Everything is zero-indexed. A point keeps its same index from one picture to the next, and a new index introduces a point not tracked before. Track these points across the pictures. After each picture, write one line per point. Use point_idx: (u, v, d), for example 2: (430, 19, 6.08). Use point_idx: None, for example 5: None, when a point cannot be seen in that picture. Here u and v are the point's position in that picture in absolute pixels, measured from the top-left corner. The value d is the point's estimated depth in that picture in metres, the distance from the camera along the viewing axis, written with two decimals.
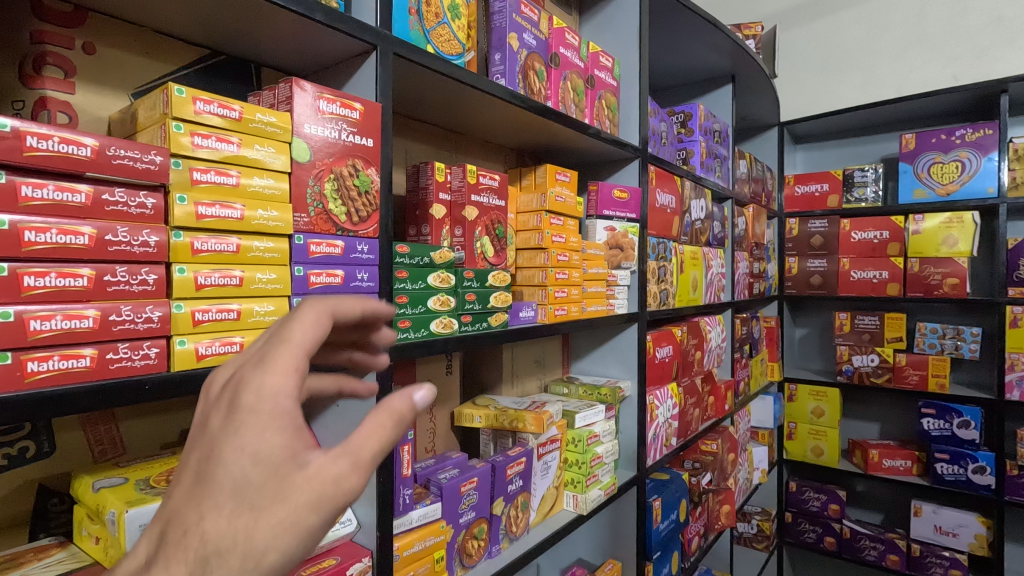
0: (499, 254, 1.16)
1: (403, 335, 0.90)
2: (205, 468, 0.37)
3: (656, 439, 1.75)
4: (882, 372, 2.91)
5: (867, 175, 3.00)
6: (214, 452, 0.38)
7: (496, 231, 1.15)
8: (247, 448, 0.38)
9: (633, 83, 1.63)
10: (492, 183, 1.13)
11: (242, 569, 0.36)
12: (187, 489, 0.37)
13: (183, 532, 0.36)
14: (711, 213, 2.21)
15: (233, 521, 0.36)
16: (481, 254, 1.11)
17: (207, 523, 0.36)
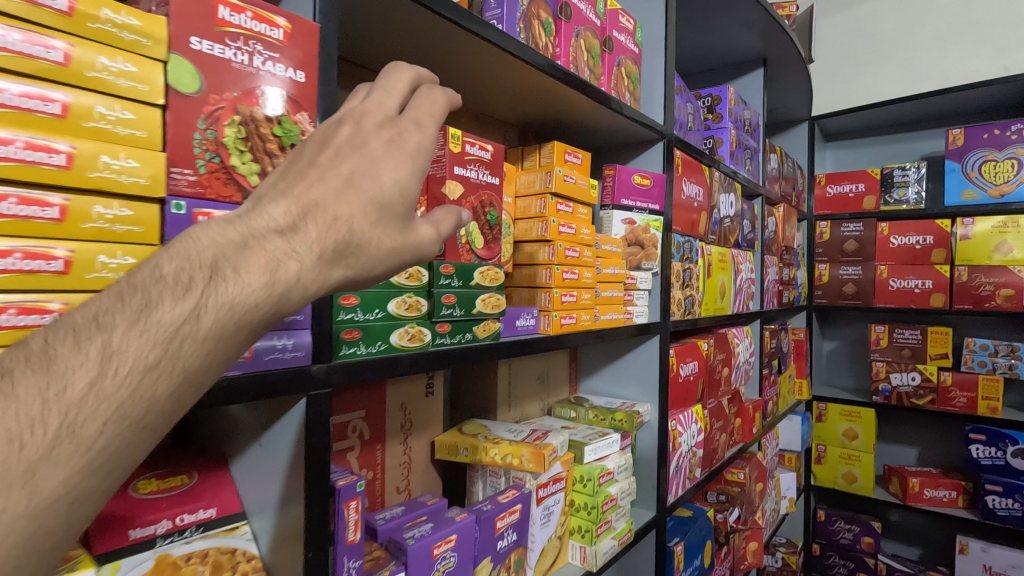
0: (493, 245, 0.91)
1: (351, 351, 0.65)
2: (361, 178, 0.47)
3: (678, 471, 1.48)
4: (924, 393, 2.62)
5: (908, 174, 2.72)
6: (375, 170, 0.47)
7: (487, 215, 0.90)
8: (390, 178, 0.48)
9: (657, 52, 1.39)
10: (482, 156, 0.88)
11: (366, 265, 0.46)
12: (339, 185, 0.45)
13: (335, 216, 0.44)
14: (741, 211, 1.94)
15: (374, 225, 0.47)
16: (468, 243, 0.86)
17: (357, 218, 0.45)
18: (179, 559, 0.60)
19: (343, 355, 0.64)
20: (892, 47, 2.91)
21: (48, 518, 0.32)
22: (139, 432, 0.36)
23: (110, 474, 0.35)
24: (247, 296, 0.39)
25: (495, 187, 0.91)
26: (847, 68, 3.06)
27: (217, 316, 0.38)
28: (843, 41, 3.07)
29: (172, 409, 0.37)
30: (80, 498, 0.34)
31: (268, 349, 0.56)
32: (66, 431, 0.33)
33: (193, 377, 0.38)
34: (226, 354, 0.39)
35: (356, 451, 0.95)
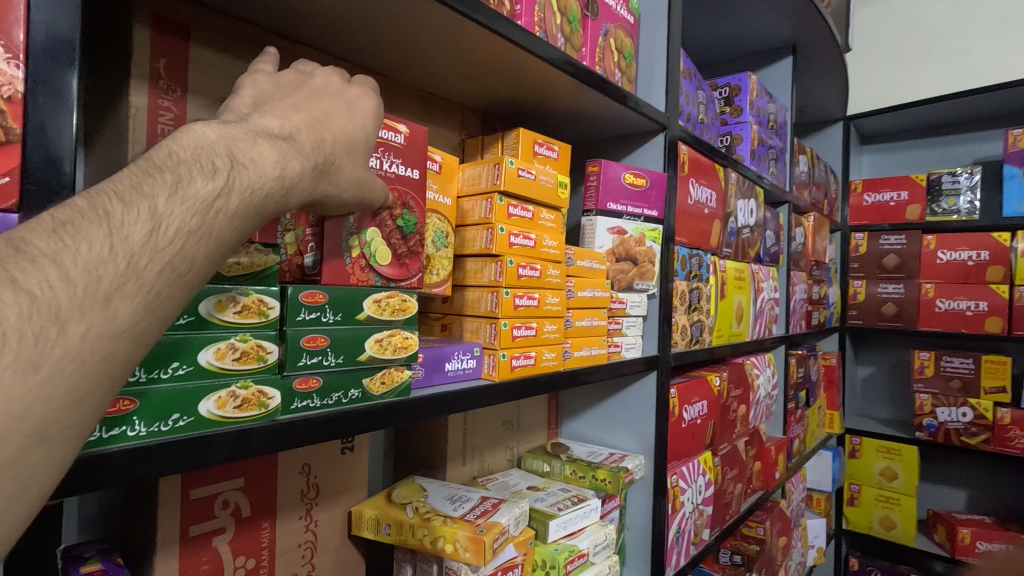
0: (410, 261, 0.65)
1: (117, 434, 0.41)
2: (339, 114, 0.50)
3: (680, 538, 1.20)
4: (977, 432, 2.29)
5: (958, 180, 2.40)
6: (350, 114, 0.51)
7: (399, 218, 0.64)
8: (365, 123, 0.53)
9: (659, 23, 1.13)
10: (390, 140, 0.63)
11: (348, 183, 0.51)
12: (320, 116, 0.48)
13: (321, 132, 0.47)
14: (763, 219, 1.66)
15: (349, 154, 0.50)
16: (365, 257, 0.61)
17: (338, 143, 0.49)
18: None
19: (95, 442, 0.40)
20: (940, 39, 2.59)
21: (121, 346, 0.34)
22: (188, 287, 0.37)
23: (164, 321, 0.36)
24: (267, 179, 0.41)
25: (414, 182, 0.66)
26: (887, 63, 2.74)
27: (247, 191, 0.39)
28: (883, 33, 2.75)
29: (211, 274, 0.39)
30: (139, 340, 0.35)
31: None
32: (133, 270, 0.34)
33: (231, 243, 0.39)
34: (253, 230, 0.41)
35: (228, 533, 0.71)
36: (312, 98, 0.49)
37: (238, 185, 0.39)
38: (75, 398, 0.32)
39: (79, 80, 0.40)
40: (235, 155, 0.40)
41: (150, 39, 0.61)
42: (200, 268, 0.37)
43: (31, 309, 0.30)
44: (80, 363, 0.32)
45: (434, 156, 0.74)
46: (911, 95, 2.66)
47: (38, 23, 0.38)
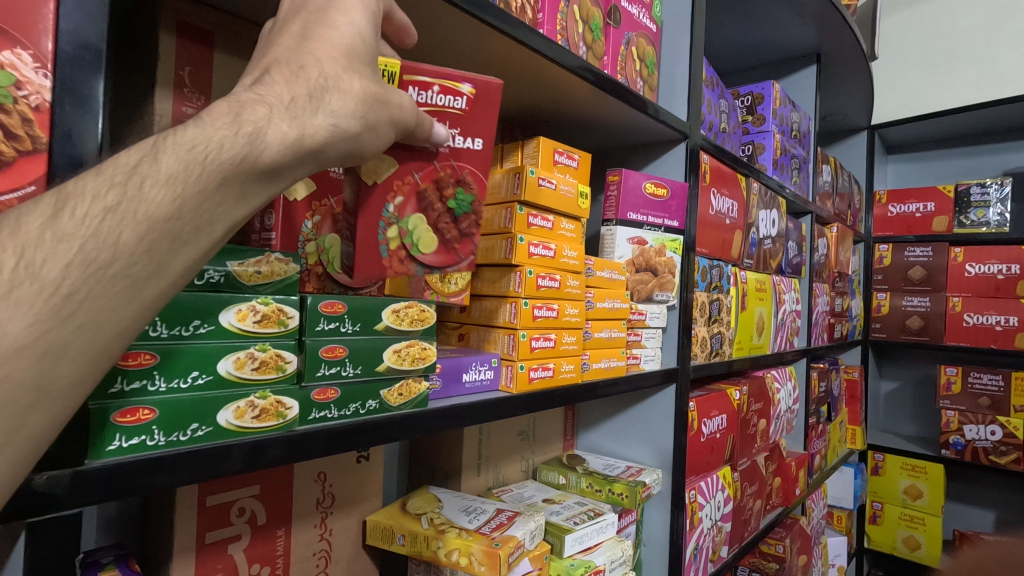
0: (460, 246, 0.61)
1: (136, 443, 0.41)
2: (318, 27, 0.45)
3: (698, 555, 1.18)
4: (1006, 451, 2.22)
5: (987, 192, 2.34)
6: (329, 19, 0.45)
7: (451, 198, 0.59)
8: (356, 24, 0.46)
9: (682, 33, 1.12)
10: (448, 106, 0.57)
11: (349, 109, 0.43)
12: (295, 41, 0.44)
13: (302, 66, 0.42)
14: (786, 230, 1.63)
15: (342, 68, 0.44)
16: (405, 248, 0.58)
17: (323, 62, 0.43)
18: None
19: (116, 451, 0.40)
20: (967, 48, 2.54)
21: (16, 367, 0.30)
22: (113, 280, 0.33)
23: (87, 327, 0.33)
24: (208, 138, 0.36)
25: (475, 155, 0.60)
26: (913, 72, 2.69)
27: (180, 159, 0.35)
28: (910, 43, 2.70)
29: (149, 263, 0.35)
30: (48, 352, 0.32)
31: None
32: (27, 268, 0.31)
33: (167, 225, 0.35)
34: (203, 207, 0.36)
35: (243, 541, 0.70)
36: (281, 28, 0.45)
37: (164, 151, 0.35)
38: None
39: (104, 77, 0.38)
40: (171, 128, 0.37)
41: (174, 47, 0.62)
42: (123, 253, 0.33)
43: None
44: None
45: None
46: (938, 104, 2.61)
47: (62, 27, 0.36)
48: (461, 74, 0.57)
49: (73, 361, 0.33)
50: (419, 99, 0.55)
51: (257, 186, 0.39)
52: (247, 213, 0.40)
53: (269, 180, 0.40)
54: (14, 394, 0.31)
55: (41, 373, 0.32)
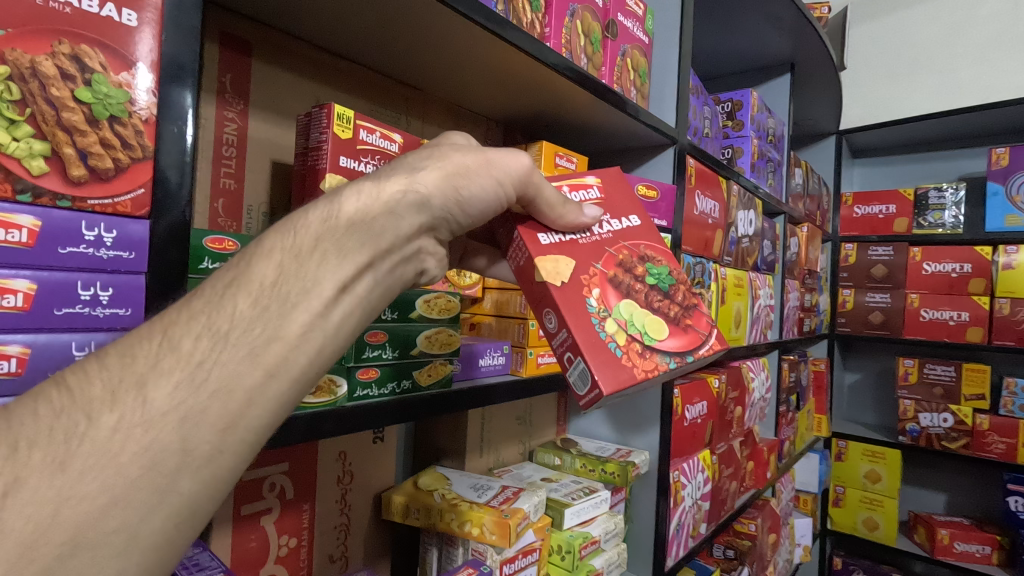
0: (686, 322, 0.67)
1: None
2: None
3: (680, 531, 1.27)
4: (957, 437, 2.40)
5: (944, 196, 2.51)
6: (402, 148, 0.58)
7: (646, 276, 0.68)
8: None
9: (672, 44, 1.19)
10: (589, 198, 0.72)
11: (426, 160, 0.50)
12: None
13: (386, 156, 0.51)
14: (761, 230, 1.73)
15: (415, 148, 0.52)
16: (634, 338, 0.62)
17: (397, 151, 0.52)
18: None
19: None
20: (928, 58, 2.70)
21: (159, 433, 0.32)
22: (234, 349, 0.35)
23: (219, 394, 0.34)
24: (297, 213, 0.42)
25: (638, 228, 0.72)
26: (878, 80, 2.83)
27: (276, 232, 0.40)
28: (876, 52, 2.84)
29: (263, 325, 0.36)
30: (186, 415, 0.32)
31: (60, 361, 0.38)
32: (165, 346, 0.34)
33: (271, 289, 0.38)
34: (304, 267, 0.39)
35: (274, 513, 0.76)
36: None
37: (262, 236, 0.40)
38: (112, 497, 0.30)
39: (194, 96, 0.43)
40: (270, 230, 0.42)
41: (218, 56, 0.68)
42: (236, 318, 0.36)
43: (68, 406, 0.31)
44: (112, 453, 0.30)
45: None
46: (902, 112, 2.76)
47: (158, 44, 0.41)
48: (580, 174, 0.73)
49: (208, 426, 0.33)
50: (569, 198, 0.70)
51: (354, 239, 0.42)
52: (354, 267, 0.42)
53: (364, 233, 0.43)
54: (162, 454, 0.32)
55: (185, 438, 0.32)
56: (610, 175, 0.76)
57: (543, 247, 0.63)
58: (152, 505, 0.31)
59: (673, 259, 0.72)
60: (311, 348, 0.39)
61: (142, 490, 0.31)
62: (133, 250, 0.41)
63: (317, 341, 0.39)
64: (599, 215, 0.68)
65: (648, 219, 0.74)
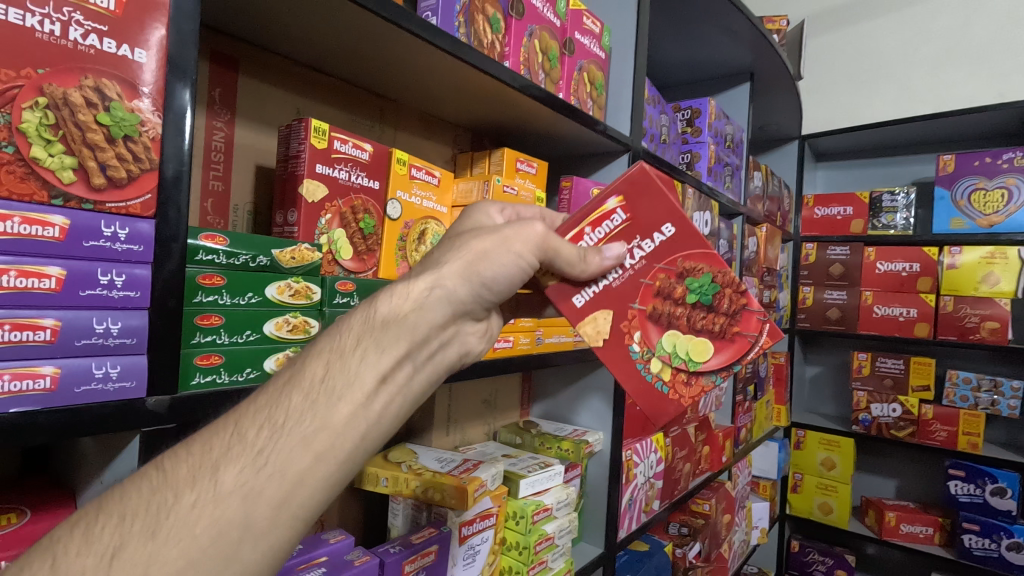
0: (730, 331, 0.76)
1: (210, 380, 0.57)
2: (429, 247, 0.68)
3: (632, 505, 1.38)
4: (904, 425, 2.56)
5: (897, 199, 2.67)
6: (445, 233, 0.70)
7: (687, 295, 0.75)
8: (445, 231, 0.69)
9: (627, 59, 1.30)
10: (614, 225, 0.74)
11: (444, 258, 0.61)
12: None
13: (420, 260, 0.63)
14: (717, 230, 1.85)
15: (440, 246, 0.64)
16: (680, 366, 0.76)
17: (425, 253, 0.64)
18: None
19: (197, 384, 0.56)
20: (886, 69, 2.85)
21: (227, 506, 0.42)
22: (290, 435, 0.46)
23: (275, 474, 0.44)
24: (343, 322, 0.54)
25: (673, 238, 0.74)
26: (840, 87, 2.97)
27: (326, 339, 0.52)
28: (837, 60, 2.98)
29: (313, 416, 0.47)
30: (246, 493, 0.43)
31: (82, 332, 0.47)
32: (235, 435, 0.45)
33: (321, 385, 0.49)
34: (347, 365, 0.50)
35: None
36: None
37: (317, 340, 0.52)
38: (187, 559, 0.40)
39: (191, 94, 0.52)
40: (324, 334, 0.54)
41: (209, 72, 0.77)
42: (290, 410, 0.47)
43: (164, 483, 0.43)
44: (189, 525, 0.41)
45: (435, 173, 0.91)
46: (861, 119, 2.91)
47: (163, 74, 0.50)
48: (601, 200, 0.74)
49: (263, 503, 0.43)
50: (593, 237, 0.74)
51: (387, 336, 0.53)
52: (388, 362, 0.52)
53: (396, 328, 0.54)
54: (226, 526, 0.42)
55: (245, 512, 0.42)
56: (633, 181, 0.74)
57: (581, 310, 0.75)
58: (218, 565, 0.41)
59: (720, 259, 0.75)
60: (354, 430, 0.48)
61: (212, 556, 0.41)
62: (142, 244, 0.50)
63: (357, 426, 0.49)
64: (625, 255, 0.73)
65: (682, 221, 0.74)
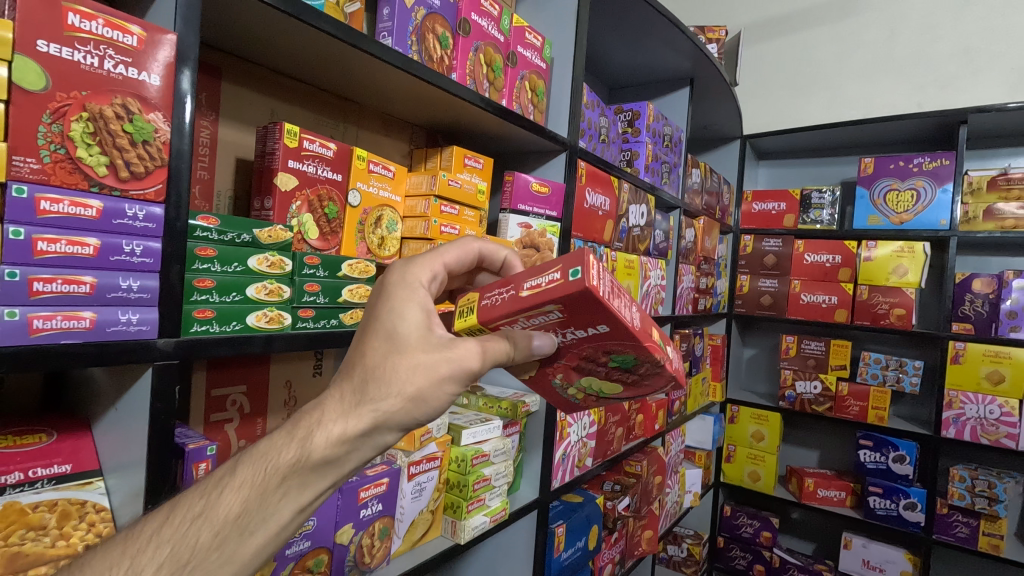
0: (642, 381, 0.82)
1: (204, 329, 0.73)
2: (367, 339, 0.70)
3: (565, 460, 1.59)
4: (823, 401, 2.85)
5: (824, 197, 2.92)
6: (390, 322, 0.71)
7: (609, 361, 0.79)
8: (387, 313, 0.72)
9: (566, 69, 1.48)
10: (549, 318, 0.74)
11: (378, 390, 0.67)
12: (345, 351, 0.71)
13: (350, 369, 0.69)
14: (653, 221, 2.05)
15: (377, 357, 0.69)
16: (592, 394, 0.86)
17: (363, 363, 0.69)
18: (27, 507, 0.67)
19: (195, 331, 0.72)
20: (821, 76, 3.10)
21: None
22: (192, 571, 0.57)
23: None
24: (269, 456, 0.63)
25: (605, 333, 0.75)
26: (779, 92, 3.21)
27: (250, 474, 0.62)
28: (778, 67, 3.23)
29: (219, 554, 0.58)
30: None
31: (111, 288, 0.63)
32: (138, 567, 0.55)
33: (235, 522, 0.60)
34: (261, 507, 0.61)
35: (234, 422, 1.02)
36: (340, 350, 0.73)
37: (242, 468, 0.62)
38: None
39: (190, 97, 0.68)
40: (250, 453, 0.64)
41: (198, 79, 0.91)
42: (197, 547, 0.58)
43: None
44: None
45: (390, 167, 1.08)
46: (797, 122, 3.16)
47: (170, 92, 0.66)
48: (540, 302, 0.72)
49: None
50: (526, 325, 0.76)
51: (308, 476, 0.64)
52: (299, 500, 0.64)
53: (316, 474, 0.64)
54: None
55: None
56: (570, 294, 0.70)
57: None
58: None
59: (648, 349, 0.76)
60: (251, 561, 0.61)
61: None
62: (155, 222, 0.66)
63: (258, 555, 0.61)
64: (552, 344, 0.77)
65: (616, 327, 0.72)
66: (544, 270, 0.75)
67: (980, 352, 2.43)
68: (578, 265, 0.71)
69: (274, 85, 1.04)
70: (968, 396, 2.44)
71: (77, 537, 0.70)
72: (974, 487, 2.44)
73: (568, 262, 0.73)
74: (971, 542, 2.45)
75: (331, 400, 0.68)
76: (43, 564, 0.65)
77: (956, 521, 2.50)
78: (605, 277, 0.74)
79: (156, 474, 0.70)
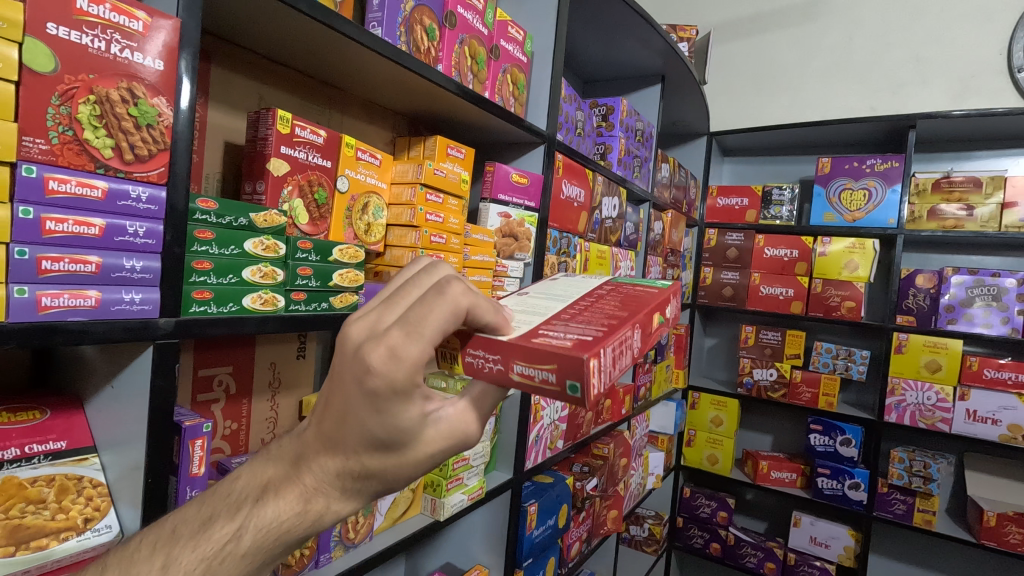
0: None
1: (201, 310, 0.75)
2: (367, 439, 0.55)
3: (538, 441, 1.65)
4: (778, 387, 3.00)
5: (784, 194, 3.04)
6: (385, 431, 0.54)
7: None
8: (388, 419, 0.54)
9: (546, 64, 1.51)
10: None
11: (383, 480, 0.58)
12: (348, 432, 0.55)
13: (347, 456, 0.56)
14: (624, 213, 2.13)
15: (387, 458, 0.56)
16: None
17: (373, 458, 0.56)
18: (25, 481, 0.68)
19: (194, 311, 0.74)
20: (784, 78, 3.23)
21: None
22: None
23: None
24: (271, 529, 0.56)
25: None
26: (745, 91, 3.33)
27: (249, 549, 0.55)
28: (744, 66, 3.34)
29: None
30: None
31: (116, 268, 0.64)
32: None
33: None
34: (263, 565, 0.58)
35: (220, 402, 1.03)
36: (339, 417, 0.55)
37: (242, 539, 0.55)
38: None
39: (190, 81, 0.70)
40: (250, 517, 0.55)
41: None
42: None
43: None
44: None
45: (377, 155, 1.11)
46: (761, 121, 3.29)
47: (171, 76, 0.67)
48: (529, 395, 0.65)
49: None
50: None
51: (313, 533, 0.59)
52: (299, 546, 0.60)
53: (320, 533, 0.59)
54: None
55: None
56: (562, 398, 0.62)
57: None
58: None
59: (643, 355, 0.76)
60: None
61: None
62: (158, 205, 0.67)
63: None
64: None
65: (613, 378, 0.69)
66: (534, 357, 0.62)
67: (920, 342, 2.60)
68: (576, 379, 0.60)
69: (262, 70, 1.05)
70: (909, 382, 2.62)
71: (76, 511, 0.71)
72: (912, 467, 2.63)
73: (565, 363, 0.61)
74: (907, 518, 2.65)
75: (337, 476, 0.57)
76: (45, 536, 0.67)
77: (895, 499, 2.69)
78: (606, 355, 0.64)
79: (155, 450, 0.72)
